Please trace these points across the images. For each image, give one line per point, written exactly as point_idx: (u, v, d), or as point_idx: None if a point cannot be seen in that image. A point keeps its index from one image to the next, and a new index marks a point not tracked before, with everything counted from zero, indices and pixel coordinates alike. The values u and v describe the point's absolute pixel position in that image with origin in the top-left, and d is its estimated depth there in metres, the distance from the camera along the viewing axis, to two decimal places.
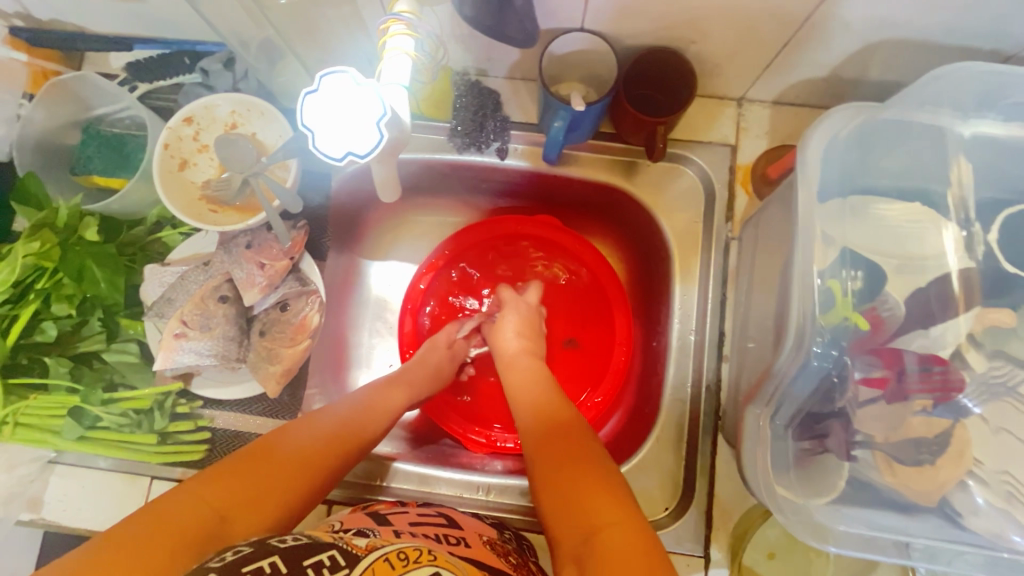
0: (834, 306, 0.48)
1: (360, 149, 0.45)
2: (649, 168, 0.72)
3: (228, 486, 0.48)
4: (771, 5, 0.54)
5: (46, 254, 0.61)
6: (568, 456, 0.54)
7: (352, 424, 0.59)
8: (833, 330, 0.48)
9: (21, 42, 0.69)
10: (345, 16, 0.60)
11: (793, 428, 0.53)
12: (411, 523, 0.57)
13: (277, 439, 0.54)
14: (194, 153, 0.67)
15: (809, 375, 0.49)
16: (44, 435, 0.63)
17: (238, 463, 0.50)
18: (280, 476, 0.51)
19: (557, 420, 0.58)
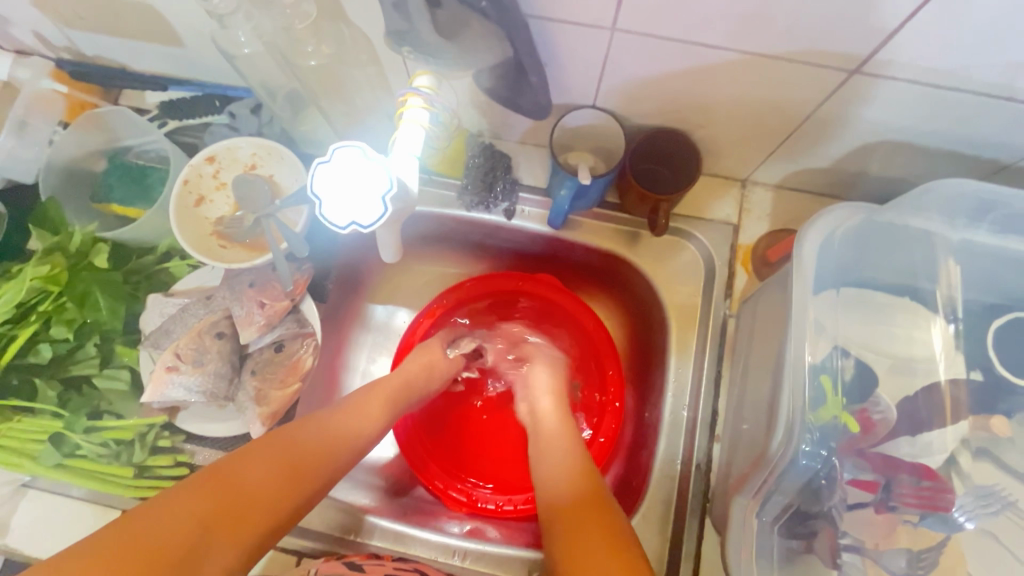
0: (825, 404, 0.47)
1: (364, 220, 0.47)
2: (652, 240, 0.73)
3: (193, 513, 0.43)
4: (775, 101, 0.57)
5: (54, 277, 0.62)
6: (584, 533, 0.52)
7: (326, 437, 0.54)
8: (822, 429, 0.47)
9: (64, 74, 0.72)
10: (368, 75, 0.64)
11: (778, 516, 0.51)
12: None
13: (244, 459, 0.49)
14: (212, 190, 0.70)
15: (801, 473, 0.48)
16: (20, 459, 0.62)
17: (201, 488, 0.45)
18: (247, 496, 0.46)
19: (579, 500, 0.56)
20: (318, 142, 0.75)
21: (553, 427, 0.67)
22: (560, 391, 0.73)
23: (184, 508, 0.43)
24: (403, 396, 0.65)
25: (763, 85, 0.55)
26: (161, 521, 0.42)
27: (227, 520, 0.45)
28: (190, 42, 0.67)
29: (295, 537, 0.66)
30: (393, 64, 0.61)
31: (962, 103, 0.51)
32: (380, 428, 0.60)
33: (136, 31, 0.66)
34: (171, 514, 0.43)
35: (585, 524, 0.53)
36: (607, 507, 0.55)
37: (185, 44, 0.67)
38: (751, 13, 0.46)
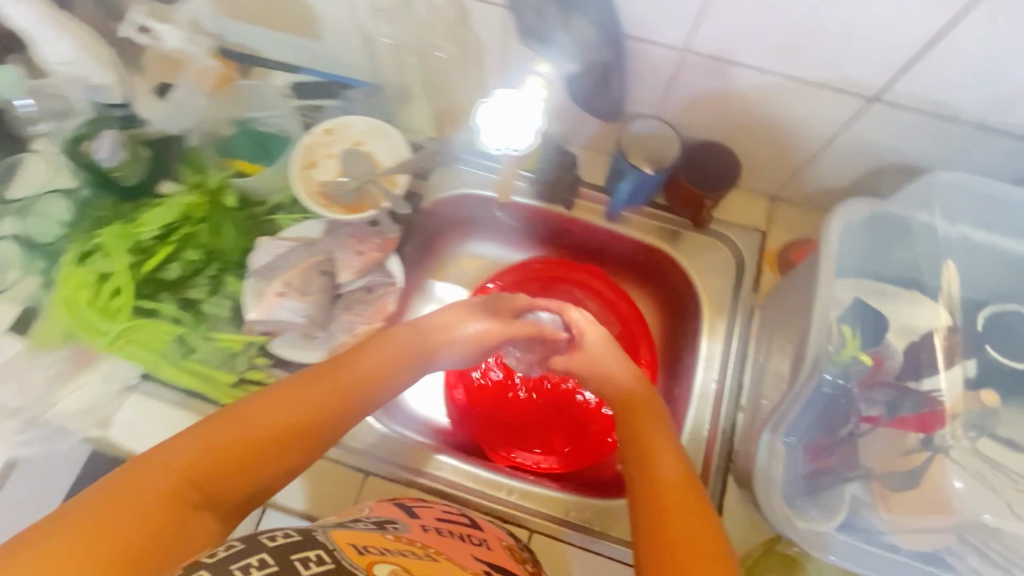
0: (845, 346, 0.55)
1: (518, 145, 0.70)
2: (691, 238, 0.85)
3: (216, 452, 0.48)
4: (807, 122, 0.70)
5: (196, 207, 0.74)
6: (646, 424, 0.61)
7: (350, 381, 0.57)
8: (843, 365, 0.55)
9: (225, 58, 0.85)
10: (472, 73, 0.78)
11: (804, 453, 0.59)
12: (437, 519, 0.62)
13: (273, 398, 0.53)
14: (322, 157, 0.83)
15: (825, 412, 0.57)
16: (141, 355, 0.70)
17: (218, 428, 0.49)
18: (271, 435, 0.51)
19: (639, 399, 0.65)
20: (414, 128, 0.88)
21: (603, 348, 0.72)
22: (626, 356, 0.72)
23: (216, 442, 0.48)
24: (477, 304, 0.73)
25: (798, 106, 0.68)
26: (183, 456, 0.47)
27: (253, 455, 0.50)
28: (327, 35, 0.81)
29: (363, 459, 0.74)
30: (496, 65, 0.76)
31: (956, 133, 0.65)
32: (446, 342, 0.67)
33: (286, 23, 0.81)
34: (197, 446, 0.48)
35: (643, 419, 0.62)
36: (653, 402, 0.65)
37: (322, 37, 0.82)
38: (796, 44, 0.60)
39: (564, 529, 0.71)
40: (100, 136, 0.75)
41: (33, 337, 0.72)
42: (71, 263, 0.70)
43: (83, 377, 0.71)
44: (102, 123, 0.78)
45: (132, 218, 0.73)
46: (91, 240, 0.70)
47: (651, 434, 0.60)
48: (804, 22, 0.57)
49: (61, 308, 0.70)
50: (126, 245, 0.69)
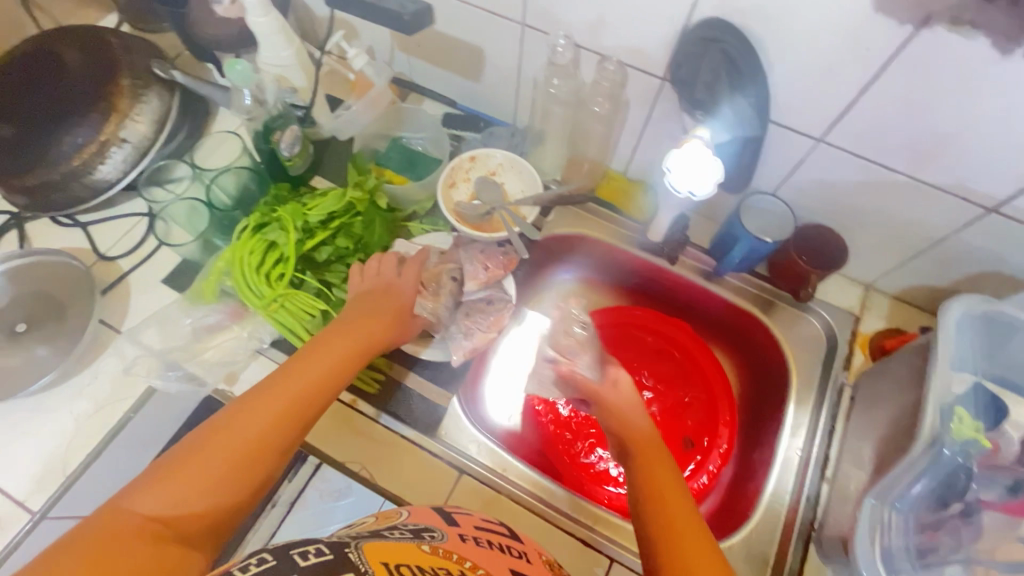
0: (962, 425, 0.58)
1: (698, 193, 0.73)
2: (785, 310, 0.89)
3: (186, 485, 0.51)
4: (919, 221, 0.76)
5: (360, 201, 0.82)
6: (657, 471, 0.62)
7: (300, 391, 0.60)
8: (962, 443, 0.58)
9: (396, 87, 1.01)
10: (611, 130, 0.87)
11: (915, 523, 0.60)
12: (475, 529, 0.64)
13: (230, 424, 0.56)
14: (461, 180, 0.92)
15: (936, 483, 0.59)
16: (286, 321, 0.77)
17: (188, 458, 0.52)
18: (247, 449, 0.55)
19: (652, 448, 0.65)
20: (541, 169, 0.97)
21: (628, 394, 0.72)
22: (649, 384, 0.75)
23: (173, 484, 0.50)
24: (403, 301, 0.76)
25: (916, 205, 0.74)
26: (152, 500, 0.49)
27: (216, 483, 0.52)
28: (486, 78, 0.93)
29: (457, 457, 0.78)
30: (636, 126, 0.85)
31: None
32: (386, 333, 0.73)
33: (453, 63, 0.93)
34: (168, 487, 0.50)
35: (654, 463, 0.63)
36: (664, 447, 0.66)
37: (481, 79, 0.94)
38: (927, 150, 0.67)
39: (610, 549, 0.74)
40: (287, 129, 0.85)
41: (193, 290, 0.80)
42: (246, 227, 0.80)
43: (228, 333, 0.79)
44: (287, 118, 0.86)
45: (304, 201, 0.82)
46: (269, 211, 0.80)
47: (665, 484, 0.61)
48: (942, 131, 0.65)
49: (227, 259, 0.79)
50: (298, 221, 0.79)
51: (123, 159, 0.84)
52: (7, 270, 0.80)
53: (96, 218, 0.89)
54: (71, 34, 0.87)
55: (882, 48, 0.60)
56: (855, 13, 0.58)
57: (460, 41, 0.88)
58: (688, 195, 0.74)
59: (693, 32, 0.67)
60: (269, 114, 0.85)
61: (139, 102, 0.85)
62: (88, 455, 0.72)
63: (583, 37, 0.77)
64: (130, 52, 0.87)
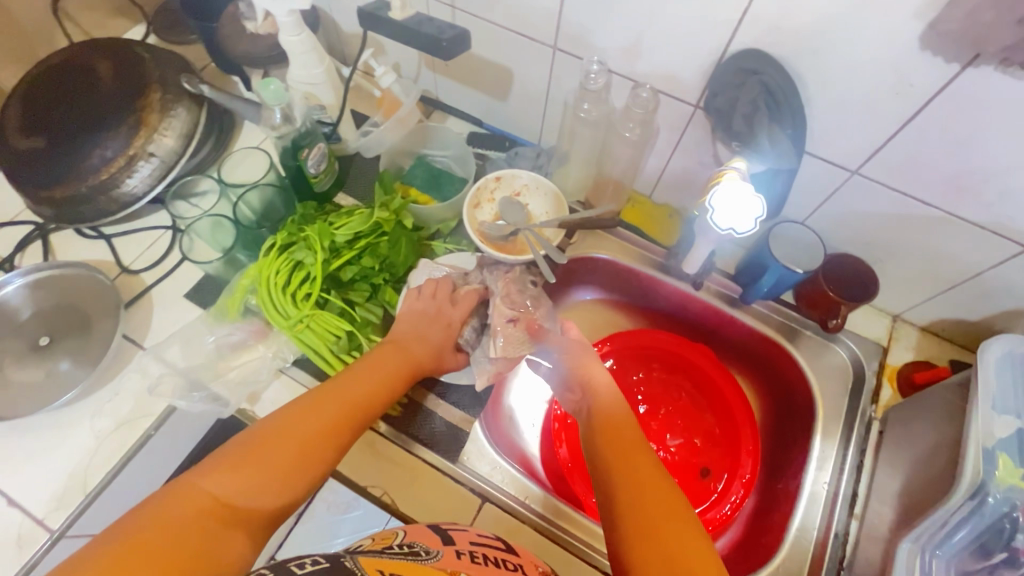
0: (1007, 471, 0.58)
1: (740, 228, 0.70)
2: (811, 339, 0.88)
3: (243, 471, 0.53)
4: (955, 255, 0.75)
5: (387, 221, 0.82)
6: (631, 452, 0.60)
7: (354, 400, 0.64)
8: (1007, 489, 0.57)
9: (422, 106, 1.01)
10: (638, 154, 0.87)
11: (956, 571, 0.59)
12: (471, 544, 0.65)
13: (291, 420, 0.58)
14: (485, 200, 0.92)
15: (977, 524, 0.58)
16: (312, 341, 0.77)
17: (248, 447, 0.55)
18: (302, 443, 0.57)
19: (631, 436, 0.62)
20: (566, 190, 0.97)
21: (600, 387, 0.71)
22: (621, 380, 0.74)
23: (239, 469, 0.52)
24: (443, 313, 0.81)
25: (952, 240, 0.73)
26: (208, 486, 0.50)
27: (269, 477, 0.54)
28: (514, 99, 0.93)
29: (478, 483, 0.77)
30: (665, 151, 0.85)
31: None
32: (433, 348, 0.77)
33: (480, 83, 0.93)
34: (226, 472, 0.52)
35: (629, 447, 0.61)
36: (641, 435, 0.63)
37: (508, 100, 0.94)
38: (965, 187, 0.67)
39: None
40: (314, 147, 0.84)
41: (218, 307, 0.80)
42: (272, 245, 0.79)
43: (252, 352, 0.78)
44: (314, 135, 0.85)
45: (330, 220, 0.82)
46: (296, 230, 0.80)
47: (635, 464, 0.58)
48: (981, 169, 0.64)
49: (253, 276, 0.78)
50: (325, 241, 0.78)
51: (150, 173, 0.84)
52: (26, 283, 0.79)
53: (121, 230, 0.89)
54: (104, 48, 0.88)
55: (925, 85, 0.60)
56: (899, 51, 0.58)
57: (490, 62, 0.88)
58: (730, 232, 0.71)
59: (731, 63, 0.67)
60: (298, 132, 0.83)
61: (167, 116, 0.84)
62: (109, 472, 0.71)
63: (617, 63, 0.77)
64: (161, 66, 0.87)
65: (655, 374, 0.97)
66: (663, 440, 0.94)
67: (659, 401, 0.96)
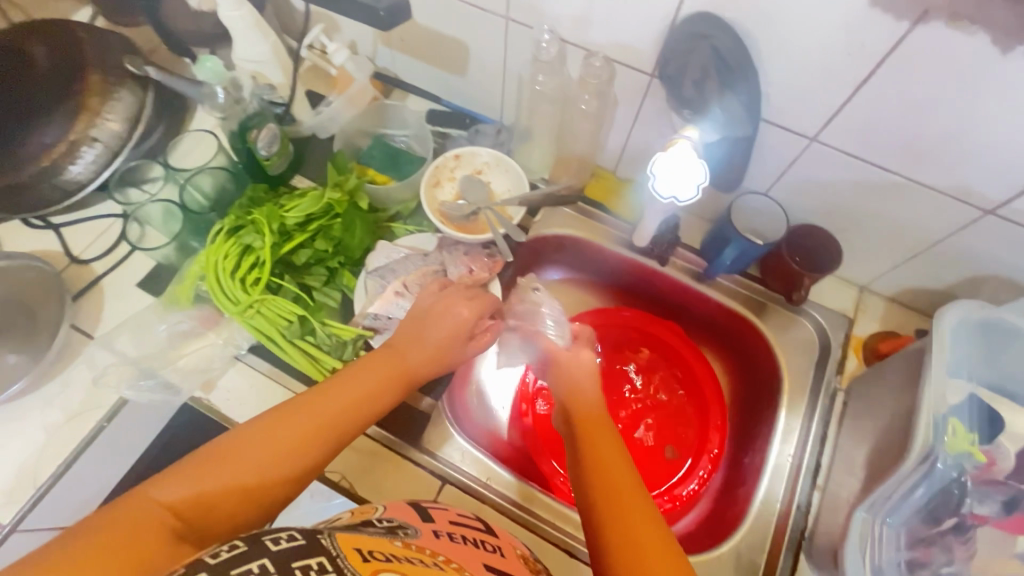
0: (957, 438, 0.58)
1: (682, 197, 0.70)
2: (777, 311, 0.87)
3: (202, 486, 0.49)
4: (916, 222, 0.74)
5: (339, 202, 0.80)
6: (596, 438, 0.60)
7: (341, 413, 0.58)
8: (956, 456, 0.58)
9: (379, 83, 0.98)
10: (598, 128, 0.85)
11: (907, 538, 0.60)
12: (450, 524, 0.63)
13: (265, 431, 0.54)
14: (445, 179, 0.90)
15: (928, 487, 0.58)
16: (265, 327, 0.75)
17: (211, 459, 0.51)
18: (269, 459, 0.52)
19: (595, 420, 0.62)
20: (528, 167, 0.95)
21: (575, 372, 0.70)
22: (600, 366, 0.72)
23: (204, 479, 0.50)
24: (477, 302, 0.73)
25: (912, 206, 0.72)
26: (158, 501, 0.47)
27: (227, 497, 0.50)
28: (471, 74, 0.90)
29: (440, 466, 0.76)
30: (625, 123, 0.83)
31: None
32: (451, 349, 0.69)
33: (436, 58, 0.90)
34: (181, 487, 0.48)
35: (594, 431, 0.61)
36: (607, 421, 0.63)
37: (466, 75, 0.91)
38: (922, 152, 0.65)
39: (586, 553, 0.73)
40: (264, 127, 0.82)
41: (169, 294, 0.78)
42: (220, 230, 0.78)
43: (204, 340, 0.77)
44: (264, 116, 0.83)
45: (281, 203, 0.80)
46: (244, 214, 0.78)
47: (601, 452, 0.58)
48: (937, 133, 0.63)
49: (203, 263, 0.76)
50: (274, 223, 0.77)
51: (95, 159, 0.82)
52: None
53: (69, 219, 0.87)
54: (41, 29, 0.84)
55: (876, 45, 0.58)
56: (849, 9, 0.56)
57: (444, 35, 0.85)
58: (672, 200, 0.72)
59: (682, 28, 0.65)
60: (246, 112, 0.82)
61: (110, 100, 0.82)
62: (59, 466, 0.70)
63: (570, 32, 0.74)
64: (102, 48, 0.84)
65: (625, 352, 0.96)
66: (632, 418, 0.93)
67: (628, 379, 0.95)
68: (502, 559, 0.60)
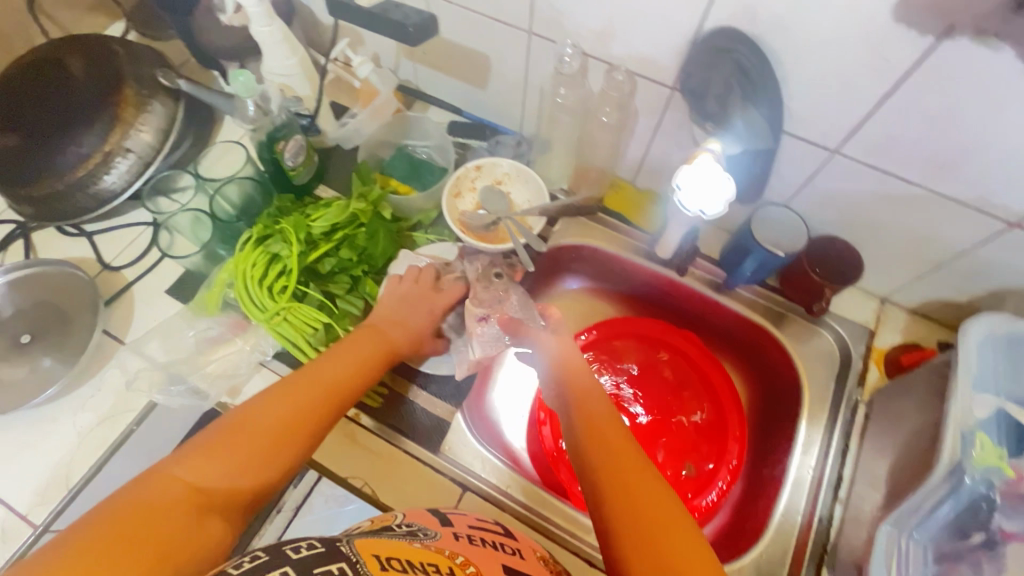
0: (986, 453, 0.57)
1: (710, 211, 0.71)
2: (796, 323, 0.87)
3: (223, 454, 0.53)
4: (940, 235, 0.73)
5: (365, 213, 0.82)
6: (612, 443, 0.58)
7: (335, 379, 0.64)
8: (984, 471, 0.57)
9: (401, 95, 1.00)
10: (619, 139, 0.86)
11: (935, 553, 0.60)
12: (469, 528, 0.65)
13: (275, 400, 0.59)
14: (467, 190, 0.91)
15: (955, 501, 0.58)
16: (292, 334, 0.77)
17: (226, 430, 0.55)
18: (284, 423, 0.57)
19: (606, 422, 0.60)
20: (548, 177, 0.96)
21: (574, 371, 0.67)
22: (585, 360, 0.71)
23: (222, 454, 0.53)
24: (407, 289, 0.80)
25: (935, 219, 0.72)
26: (181, 472, 0.50)
27: (246, 460, 0.54)
28: (493, 86, 0.92)
29: (460, 473, 0.77)
30: (645, 134, 0.84)
31: None
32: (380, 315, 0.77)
33: (459, 70, 0.92)
34: (201, 460, 0.52)
35: (609, 435, 0.58)
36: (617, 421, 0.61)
37: (487, 87, 0.93)
38: (945, 165, 0.65)
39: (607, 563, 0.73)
40: (291, 138, 0.84)
41: (197, 301, 0.80)
42: (249, 238, 0.79)
43: (231, 346, 0.78)
44: (291, 127, 0.85)
45: (307, 212, 0.82)
46: (272, 223, 0.79)
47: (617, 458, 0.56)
48: (962, 146, 0.63)
49: (231, 271, 0.78)
50: (301, 233, 0.78)
51: (128, 169, 0.84)
52: (8, 281, 0.79)
53: (101, 226, 0.89)
54: (78, 43, 0.87)
55: (900, 59, 0.58)
56: (873, 24, 0.56)
57: (467, 49, 0.87)
58: (699, 213, 0.73)
59: (704, 42, 0.66)
60: (274, 123, 0.83)
61: (144, 111, 0.84)
62: (91, 468, 0.72)
63: (592, 46, 0.76)
64: (137, 61, 0.87)
65: (643, 361, 0.96)
66: (651, 428, 0.93)
67: (647, 388, 0.96)
68: (522, 561, 0.61)
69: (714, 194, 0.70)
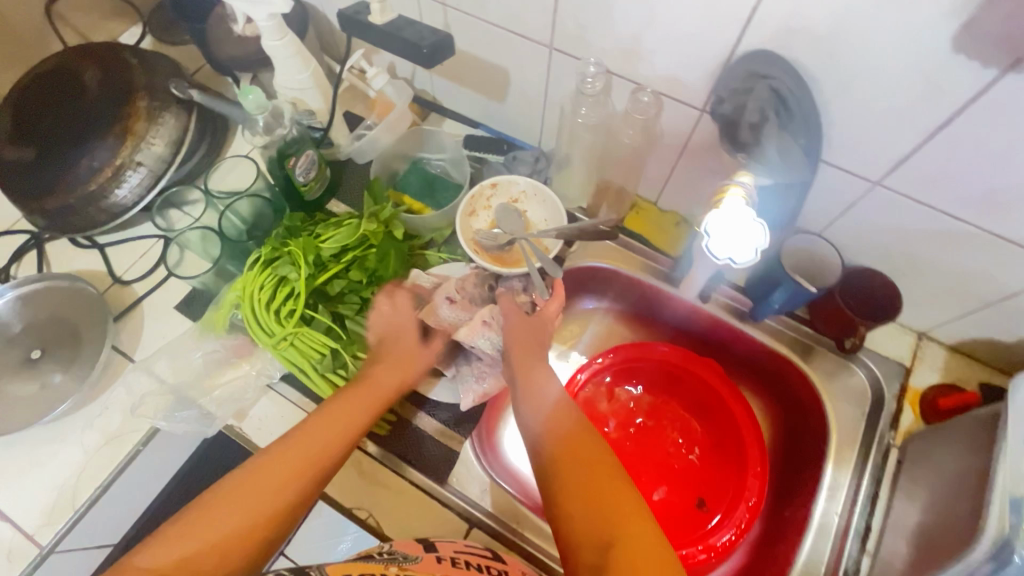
0: None
1: (738, 259, 0.65)
2: (825, 357, 0.82)
3: (197, 539, 0.49)
4: (988, 275, 0.68)
5: (375, 234, 0.79)
6: (606, 502, 0.54)
7: (317, 445, 0.58)
8: None
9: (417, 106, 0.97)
10: (643, 160, 0.82)
11: None
12: (456, 552, 0.64)
13: (253, 473, 0.55)
14: (482, 208, 0.87)
15: None
16: (299, 359, 0.75)
17: (203, 510, 0.52)
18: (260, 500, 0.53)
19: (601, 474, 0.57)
20: (566, 196, 0.92)
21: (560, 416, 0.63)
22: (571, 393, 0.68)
23: (189, 533, 0.50)
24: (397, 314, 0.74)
25: (984, 259, 0.67)
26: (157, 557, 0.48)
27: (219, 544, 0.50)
28: (511, 100, 0.88)
29: (464, 505, 0.74)
30: (670, 156, 0.79)
31: None
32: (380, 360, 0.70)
33: (477, 84, 0.89)
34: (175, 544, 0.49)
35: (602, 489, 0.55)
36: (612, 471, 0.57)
37: (505, 101, 0.89)
38: (999, 202, 0.60)
39: None
40: (303, 153, 0.81)
41: (205, 321, 0.78)
42: (257, 259, 0.77)
43: (237, 369, 0.77)
44: (303, 141, 0.82)
45: (317, 232, 0.80)
46: (281, 244, 0.78)
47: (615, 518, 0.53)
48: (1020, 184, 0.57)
49: (239, 291, 0.76)
50: (309, 255, 0.76)
51: (139, 182, 0.83)
52: (18, 295, 0.79)
53: (113, 240, 0.89)
54: (92, 53, 0.86)
55: (958, 92, 0.53)
56: (929, 54, 0.52)
57: (485, 62, 0.83)
58: (727, 261, 0.66)
59: (739, 66, 0.61)
60: (286, 138, 0.81)
61: (155, 124, 0.83)
62: (96, 490, 0.71)
63: (616, 64, 0.72)
64: (150, 72, 0.85)
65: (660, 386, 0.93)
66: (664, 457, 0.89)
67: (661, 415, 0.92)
68: None
69: (746, 237, 0.63)
